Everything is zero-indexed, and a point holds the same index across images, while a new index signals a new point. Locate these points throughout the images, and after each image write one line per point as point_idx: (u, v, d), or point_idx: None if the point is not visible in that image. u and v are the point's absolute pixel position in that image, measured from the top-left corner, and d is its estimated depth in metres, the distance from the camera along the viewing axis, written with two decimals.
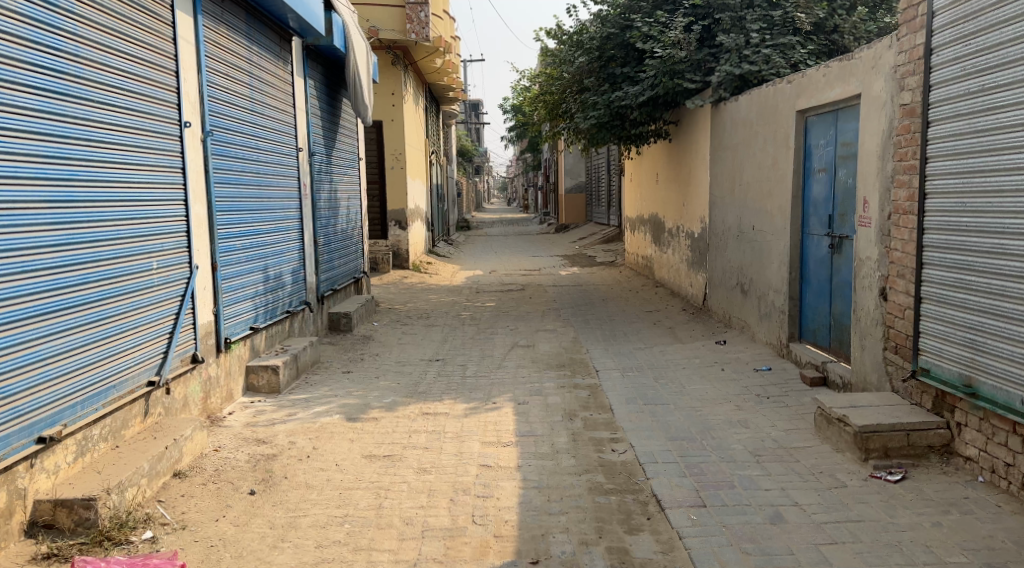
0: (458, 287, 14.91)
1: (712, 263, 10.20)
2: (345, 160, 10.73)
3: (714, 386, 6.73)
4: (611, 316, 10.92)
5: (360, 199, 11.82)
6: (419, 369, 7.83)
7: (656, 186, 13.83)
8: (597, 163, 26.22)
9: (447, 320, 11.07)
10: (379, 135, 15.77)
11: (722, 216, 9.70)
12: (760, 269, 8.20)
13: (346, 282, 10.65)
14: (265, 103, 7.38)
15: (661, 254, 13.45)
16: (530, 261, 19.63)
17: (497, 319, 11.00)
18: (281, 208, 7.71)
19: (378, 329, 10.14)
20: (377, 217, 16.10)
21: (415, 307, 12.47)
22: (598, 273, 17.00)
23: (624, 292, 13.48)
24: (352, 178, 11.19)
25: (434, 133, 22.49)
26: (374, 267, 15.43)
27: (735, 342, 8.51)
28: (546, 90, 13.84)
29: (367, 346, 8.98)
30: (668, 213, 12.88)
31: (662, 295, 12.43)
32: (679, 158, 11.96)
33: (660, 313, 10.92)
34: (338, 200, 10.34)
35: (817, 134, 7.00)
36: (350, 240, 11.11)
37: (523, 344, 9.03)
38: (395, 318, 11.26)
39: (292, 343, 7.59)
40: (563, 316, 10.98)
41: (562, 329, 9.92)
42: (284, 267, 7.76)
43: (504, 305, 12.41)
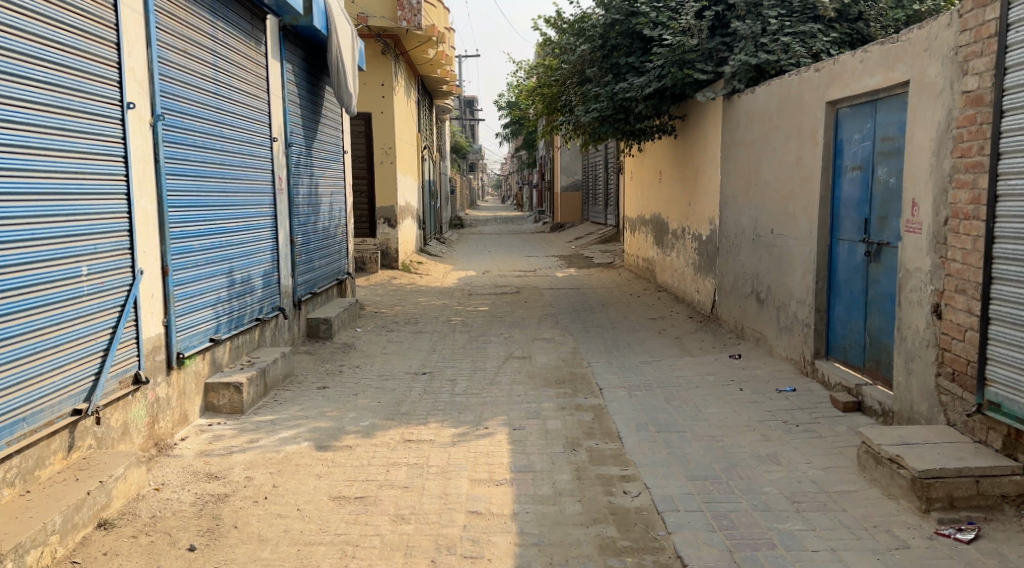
0: (449, 289, 14.15)
1: (722, 269, 9.46)
2: (327, 153, 9.93)
3: (735, 409, 5.98)
4: (612, 324, 10.17)
5: (345, 195, 11.04)
6: (402, 385, 7.06)
7: (659, 185, 13.09)
8: (594, 160, 25.45)
9: (436, 326, 10.29)
10: (368, 127, 14.98)
11: (734, 217, 8.95)
12: (779, 277, 7.47)
13: (327, 284, 9.89)
14: (233, 86, 6.60)
15: (665, 257, 12.70)
16: (525, 262, 18.87)
17: (490, 326, 10.23)
18: (251, 204, 6.94)
19: (361, 336, 9.36)
20: (365, 214, 15.31)
21: (402, 310, 11.70)
22: (596, 275, 16.25)
23: (624, 296, 12.73)
24: (336, 173, 10.41)
25: (426, 127, 21.71)
26: (361, 267, 14.74)
27: (750, 356, 7.78)
28: (542, 81, 13.09)
29: (348, 357, 8.20)
30: (672, 213, 12.12)
31: (666, 301, 11.69)
32: (685, 155, 11.20)
33: (665, 321, 10.18)
34: (319, 196, 9.56)
35: (850, 128, 6.26)
36: (333, 239, 10.33)
37: (518, 355, 8.26)
38: (381, 323, 10.48)
39: (261, 354, 6.85)
40: (561, 324, 10.22)
41: (561, 338, 9.16)
42: (254, 270, 6.99)
43: (497, 310, 11.64)
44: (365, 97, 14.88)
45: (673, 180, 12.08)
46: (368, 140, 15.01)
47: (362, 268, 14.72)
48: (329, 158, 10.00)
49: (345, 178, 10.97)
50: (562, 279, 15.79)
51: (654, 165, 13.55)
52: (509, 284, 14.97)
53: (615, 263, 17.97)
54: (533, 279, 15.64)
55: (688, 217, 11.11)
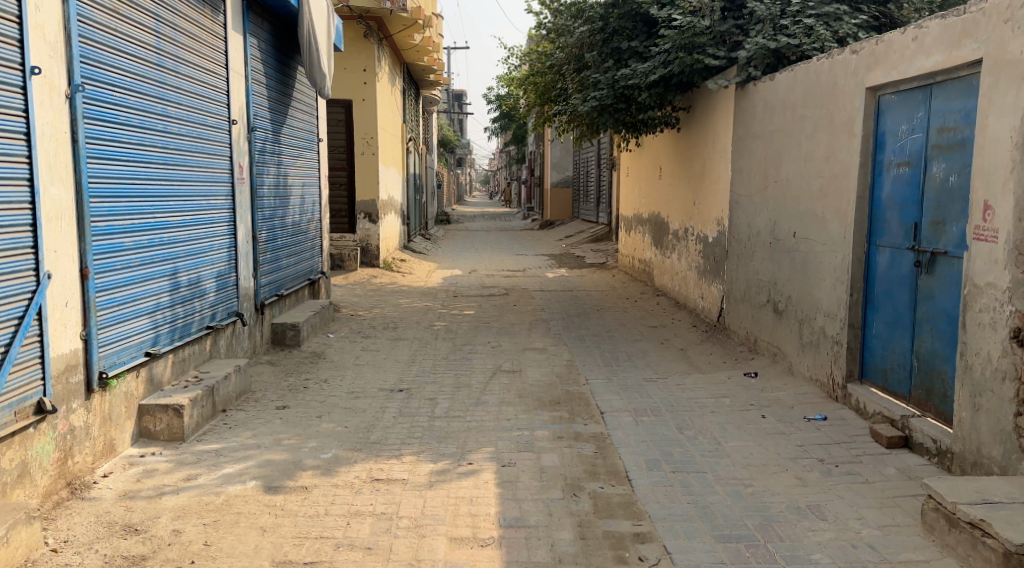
0: (433, 290, 13.28)
1: (731, 275, 8.61)
2: (299, 139, 9.08)
3: (760, 442, 5.15)
4: (609, 333, 9.32)
5: (319, 186, 10.16)
6: (374, 406, 6.16)
7: (659, 181, 12.25)
8: (586, 155, 24.58)
9: (416, 332, 9.40)
10: (347, 115, 14.06)
11: (746, 218, 8.12)
12: (803, 287, 6.63)
13: (296, 285, 9.02)
14: (182, 58, 5.71)
15: (664, 259, 11.85)
16: (514, 261, 17.99)
17: (477, 333, 9.35)
18: (201, 196, 6.12)
19: (332, 344, 8.46)
20: (344, 208, 14.40)
21: (381, 313, 10.81)
22: (588, 276, 15.41)
23: (620, 301, 11.85)
24: (309, 162, 9.56)
25: (412, 119, 20.84)
26: (339, 265, 13.85)
27: (767, 374, 6.95)
28: (536, 69, 12.27)
29: (314, 370, 7.29)
30: (673, 212, 11.29)
31: (666, 307, 10.83)
32: (689, 149, 10.36)
33: (666, 330, 9.33)
34: (288, 186, 8.72)
35: (894, 118, 5.43)
36: (306, 234, 9.48)
37: (507, 369, 7.39)
38: (356, 328, 9.57)
39: (211, 368, 6.02)
40: (554, 332, 9.36)
41: (554, 349, 8.30)
42: (204, 271, 6.16)
43: (483, 314, 10.76)
44: (346, 83, 13.98)
45: (675, 177, 11.25)
46: (348, 129, 14.11)
47: (341, 265, 13.87)
48: (301, 146, 9.13)
49: (320, 168, 10.11)
50: (553, 280, 14.91)
51: (653, 161, 12.72)
52: (497, 285, 14.07)
53: (608, 264, 17.09)
54: (522, 280, 14.78)
55: (691, 216, 10.27)
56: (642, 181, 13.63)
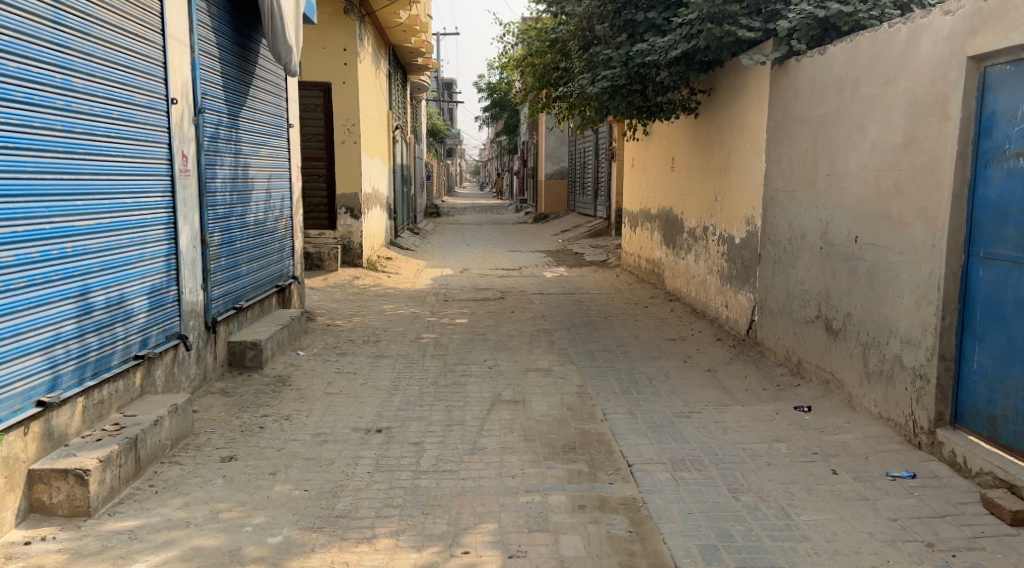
0: (420, 292, 12.08)
1: (765, 283, 7.43)
2: (263, 126, 7.94)
3: (843, 514, 3.99)
4: (622, 349, 8.13)
5: (291, 179, 8.99)
6: (345, 455, 4.95)
7: (671, 173, 11.07)
8: (582, 146, 23.36)
9: (401, 348, 8.19)
10: (326, 100, 12.82)
11: (785, 217, 6.94)
12: (870, 303, 5.46)
13: (260, 294, 7.80)
14: (94, 20, 4.72)
15: (677, 260, 10.65)
16: (508, 258, 16.79)
17: (470, 348, 8.15)
18: (127, 193, 5.02)
19: (302, 365, 7.26)
20: (324, 201, 13.15)
21: (362, 322, 9.59)
22: (589, 275, 14.23)
23: (629, 307, 10.66)
24: (276, 152, 8.41)
25: (398, 105, 19.60)
26: (318, 264, 12.75)
27: (822, 406, 5.78)
28: (533, 48, 11.14)
29: (275, 402, 6.07)
30: (688, 208, 10.13)
31: (681, 315, 9.65)
32: (709, 137, 9.20)
33: (687, 344, 8.15)
34: (250, 180, 7.57)
35: (1008, 94, 4.31)
36: (273, 235, 8.32)
37: (507, 399, 6.21)
38: (331, 342, 8.35)
39: (139, 411, 4.84)
40: (559, 348, 8.18)
41: (562, 371, 7.12)
42: (130, 287, 5.03)
43: (477, 323, 9.56)
44: (324, 65, 12.73)
45: (690, 167, 10.09)
46: (327, 116, 12.87)
47: (320, 266, 12.78)
48: (265, 133, 7.98)
49: (291, 159, 8.96)
50: (551, 281, 13.71)
51: (662, 151, 11.54)
52: (491, 286, 12.86)
53: (609, 262, 15.91)
54: (518, 281, 13.58)
55: (711, 213, 9.10)
56: (650, 172, 12.44)
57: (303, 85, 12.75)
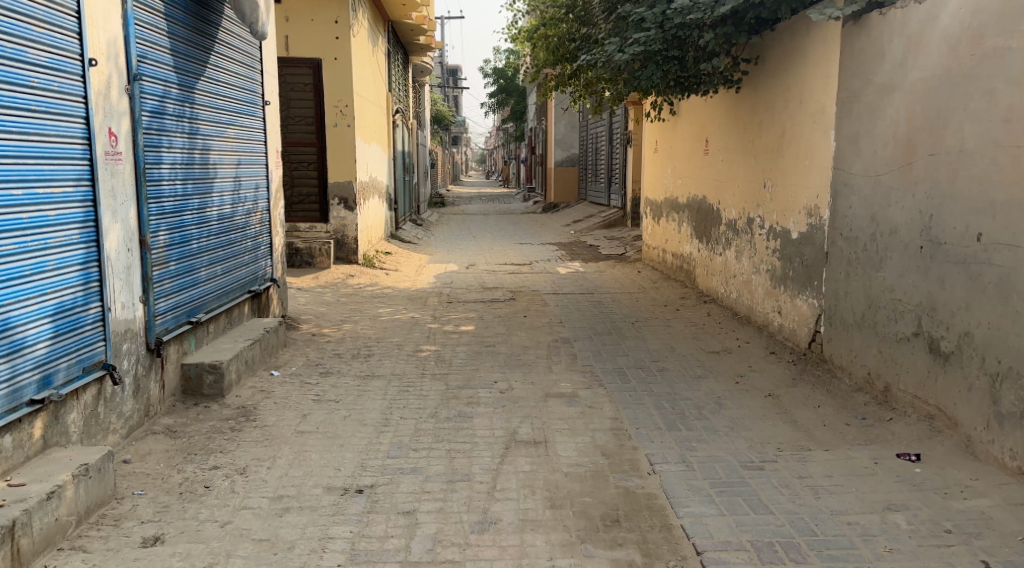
0: (421, 293, 10.82)
1: (836, 287, 6.14)
2: (227, 100, 6.68)
3: None
4: (658, 364, 6.86)
5: (267, 165, 7.72)
6: (312, 535, 3.69)
7: (704, 158, 9.76)
8: (595, 131, 22.00)
9: (395, 364, 6.91)
10: (316, 79, 11.52)
11: (866, 208, 5.64)
12: (1008, 322, 4.19)
13: (226, 302, 6.52)
14: None
15: (714, 256, 9.33)
16: (517, 252, 15.49)
17: (477, 365, 6.88)
18: (14, 180, 3.90)
19: (274, 391, 6.00)
20: (315, 191, 11.86)
21: (353, 330, 8.32)
22: (608, 271, 12.93)
23: (657, 309, 9.37)
24: (246, 134, 7.14)
25: (399, 87, 18.29)
26: (309, 261, 11.50)
27: (932, 451, 4.51)
28: (546, 17, 10.00)
29: (232, 447, 4.81)
30: (727, 196, 8.83)
31: (721, 320, 8.36)
32: (756, 114, 7.88)
33: (735, 359, 6.86)
34: (211, 165, 6.31)
35: None
36: (244, 233, 7.04)
37: (526, 439, 4.93)
38: (314, 357, 7.09)
39: (33, 476, 3.68)
40: (583, 364, 6.90)
41: (590, 396, 5.86)
42: (19, 309, 3.91)
43: (485, 332, 8.27)
44: (313, 39, 11.41)
45: (729, 150, 8.76)
46: (317, 97, 11.57)
47: (310, 262, 11.50)
48: (230, 109, 6.71)
49: (266, 142, 7.69)
50: (567, 278, 12.40)
51: (693, 132, 10.23)
52: (500, 285, 11.58)
53: (628, 255, 14.58)
54: (530, 278, 12.30)
55: (758, 202, 7.79)
56: (678, 156, 11.10)
57: (289, 62, 11.45)
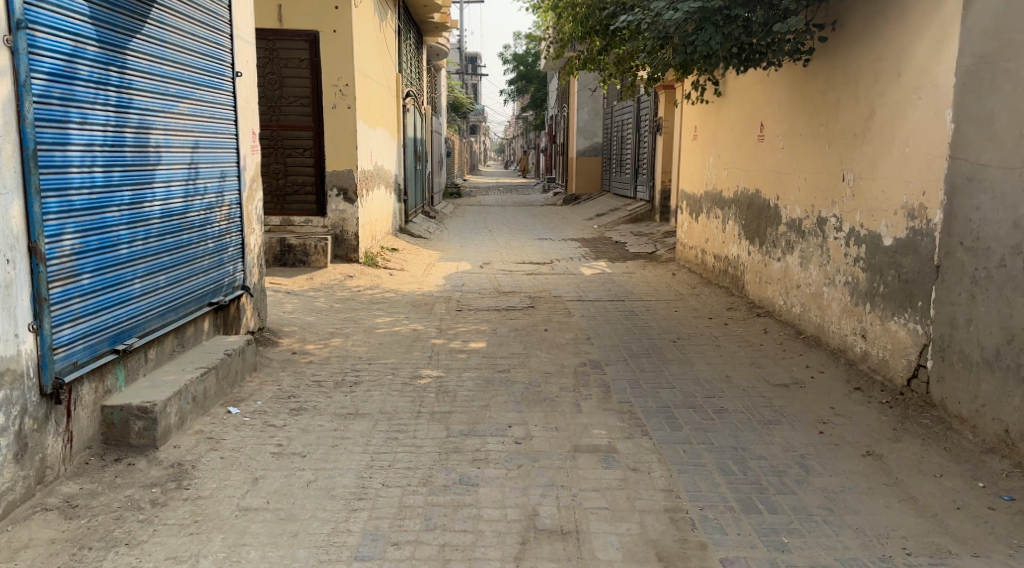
0: (429, 297, 9.50)
1: (953, 313, 4.76)
2: (179, 67, 5.36)
3: None
4: (713, 401, 5.48)
5: (237, 150, 6.38)
6: None
7: (759, 145, 8.35)
8: (620, 117, 20.58)
9: (386, 398, 5.55)
10: (313, 54, 10.19)
11: (1010, 212, 4.36)
12: None
13: (172, 320, 5.21)
14: None
15: (770, 262, 7.92)
16: (536, 249, 14.11)
17: (489, 400, 5.54)
18: None
19: (225, 438, 4.67)
20: (310, 181, 10.50)
21: (341, 347, 6.99)
22: (639, 273, 11.55)
23: (701, 323, 7.99)
24: (207, 111, 5.80)
25: (411, 69, 16.96)
26: (302, 260, 10.19)
27: None
28: None
29: (145, 536, 3.56)
30: (791, 191, 7.42)
31: (783, 340, 6.99)
32: (838, 91, 6.46)
33: (811, 399, 5.49)
34: (152, 149, 4.96)
35: None
36: (203, 233, 5.71)
37: (549, 528, 3.64)
38: (287, 386, 5.76)
39: None
40: (620, 400, 5.52)
41: (632, 452, 4.52)
42: None
43: (499, 351, 6.91)
44: (308, 8, 10.06)
45: (795, 135, 7.35)
46: (313, 74, 10.23)
47: (305, 261, 10.22)
48: (182, 78, 5.39)
49: (236, 121, 6.34)
50: (592, 280, 11.03)
51: (744, 116, 8.81)
52: (518, 289, 10.23)
53: (659, 255, 13.16)
54: (551, 281, 10.93)
55: (839, 198, 6.40)
56: (723, 143, 9.68)
57: (283, 34, 10.12)
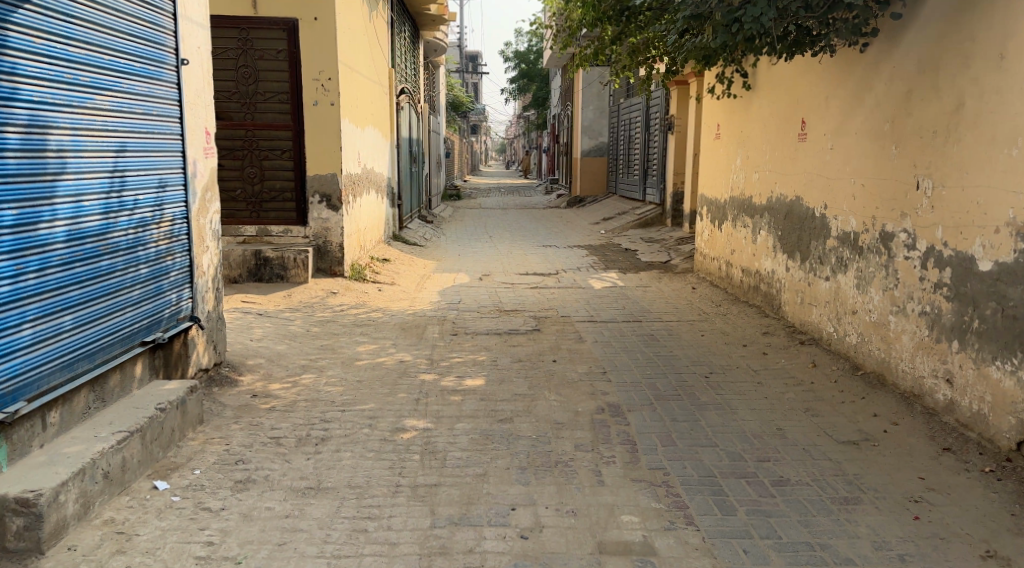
0: (419, 318, 8.40)
1: None
2: (96, 50, 4.20)
3: None
4: (771, 469, 4.36)
5: (185, 151, 5.18)
6: None
7: (799, 145, 7.23)
8: (628, 116, 19.47)
9: (358, 463, 4.41)
10: (291, 44, 8.99)
11: None
12: None
13: (84, 368, 4.09)
14: None
15: (817, 281, 6.81)
16: (540, 259, 12.99)
17: (487, 465, 4.42)
18: None
19: (140, 533, 3.62)
20: (290, 185, 9.32)
21: (312, 386, 5.84)
22: (655, 286, 10.42)
23: (735, 351, 6.87)
24: (138, 104, 4.62)
25: (406, 65, 15.82)
26: (279, 274, 9.08)
27: None
28: None
29: None
30: (848, 198, 6.27)
31: (838, 378, 5.87)
32: (915, 79, 5.33)
33: (890, 468, 4.42)
34: (54, 153, 3.88)
35: None
36: (132, 256, 4.54)
37: None
38: (237, 445, 4.62)
39: None
40: (653, 467, 4.41)
41: (678, 555, 3.55)
42: None
43: (499, 392, 5.77)
44: None
45: (851, 132, 6.20)
46: (292, 67, 9.05)
47: (283, 276, 9.09)
48: (98, 63, 4.21)
49: (182, 117, 5.12)
50: (604, 295, 9.90)
51: (782, 111, 7.67)
52: (521, 306, 9.11)
53: (674, 265, 12.03)
54: (558, 296, 9.80)
55: (925, 211, 5.25)
56: (754, 143, 8.55)
57: (258, 21, 8.94)
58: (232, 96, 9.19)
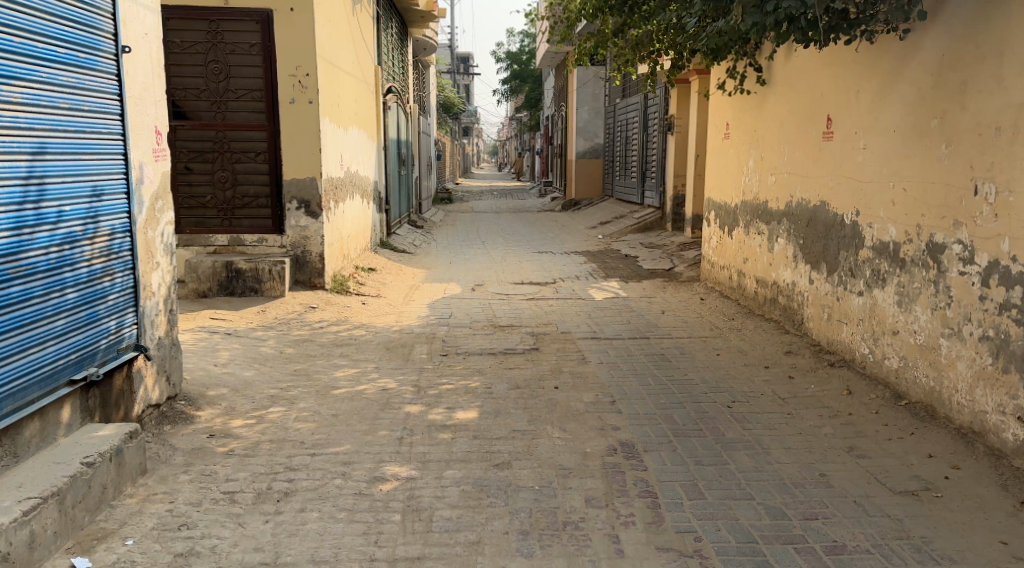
0: (406, 336, 7.65)
1: None
2: None
3: None
4: (816, 535, 3.67)
5: (129, 152, 4.41)
6: None
7: (824, 145, 6.51)
8: (625, 116, 18.73)
9: (327, 529, 3.69)
10: (265, 37, 8.22)
11: None
12: None
13: None
14: None
15: (848, 296, 6.09)
16: (536, 266, 12.24)
17: (480, 529, 3.70)
18: None
19: None
20: (265, 191, 8.56)
21: (280, 422, 5.09)
22: (660, 297, 9.68)
23: (758, 374, 6.13)
24: (61, 98, 3.90)
25: (393, 61, 15.02)
26: (253, 287, 8.31)
27: None
28: None
29: None
30: (886, 204, 5.55)
31: (882, 409, 5.14)
32: (974, 68, 4.62)
33: (958, 531, 3.73)
34: None
35: None
36: (52, 279, 3.83)
37: None
38: (184, 503, 3.87)
39: None
40: (678, 532, 3.70)
41: None
42: None
43: (494, 429, 5.03)
44: None
45: (890, 131, 5.48)
46: (267, 62, 8.28)
47: (257, 289, 8.33)
48: None
49: (123, 115, 4.34)
50: (607, 307, 9.16)
51: (802, 108, 6.95)
52: (516, 321, 8.37)
53: (679, 273, 11.30)
54: (557, 309, 9.05)
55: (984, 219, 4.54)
56: (769, 143, 7.83)
57: (229, 13, 8.16)
58: (200, 94, 8.40)
